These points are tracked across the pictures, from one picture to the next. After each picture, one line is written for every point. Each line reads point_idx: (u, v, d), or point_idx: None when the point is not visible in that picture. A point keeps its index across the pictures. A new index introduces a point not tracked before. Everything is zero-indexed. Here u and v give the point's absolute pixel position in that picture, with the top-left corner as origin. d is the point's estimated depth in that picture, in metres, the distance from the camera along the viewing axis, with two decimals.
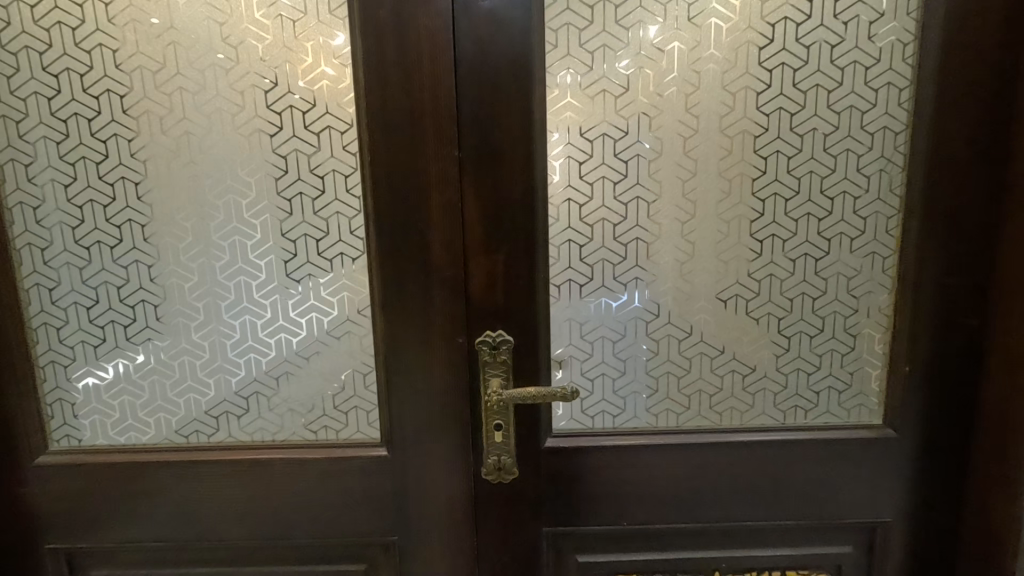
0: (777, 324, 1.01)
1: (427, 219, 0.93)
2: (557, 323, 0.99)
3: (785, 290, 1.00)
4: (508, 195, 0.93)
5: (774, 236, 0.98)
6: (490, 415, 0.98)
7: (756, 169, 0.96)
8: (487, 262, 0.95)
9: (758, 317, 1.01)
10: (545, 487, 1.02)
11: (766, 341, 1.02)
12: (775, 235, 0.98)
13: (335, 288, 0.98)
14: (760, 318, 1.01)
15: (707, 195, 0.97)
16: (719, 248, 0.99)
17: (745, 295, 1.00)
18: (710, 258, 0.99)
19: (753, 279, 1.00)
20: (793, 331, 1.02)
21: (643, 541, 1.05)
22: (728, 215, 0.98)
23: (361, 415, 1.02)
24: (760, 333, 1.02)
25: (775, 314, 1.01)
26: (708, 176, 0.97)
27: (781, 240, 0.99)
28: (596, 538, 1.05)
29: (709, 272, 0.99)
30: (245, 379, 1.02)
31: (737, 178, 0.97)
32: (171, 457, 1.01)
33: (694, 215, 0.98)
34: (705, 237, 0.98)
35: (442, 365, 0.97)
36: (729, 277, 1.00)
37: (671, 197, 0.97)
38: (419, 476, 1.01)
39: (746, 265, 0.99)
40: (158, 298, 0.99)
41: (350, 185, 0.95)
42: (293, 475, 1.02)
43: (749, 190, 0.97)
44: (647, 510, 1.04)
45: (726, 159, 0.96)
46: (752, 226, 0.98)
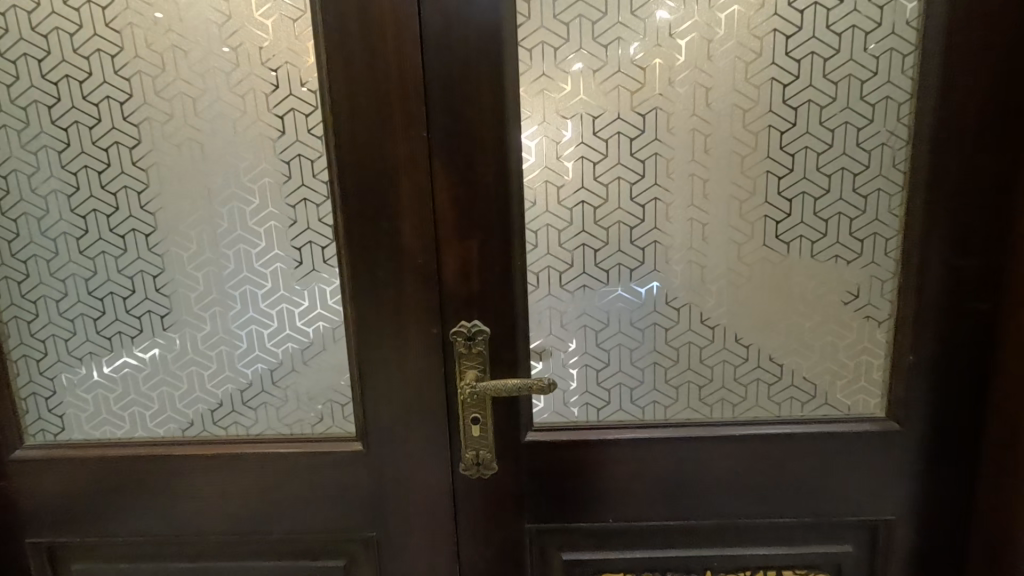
0: (771, 311, 0.96)
1: (396, 205, 0.89)
2: (537, 312, 0.95)
3: (780, 274, 0.94)
4: (481, 177, 0.89)
5: (767, 217, 0.92)
6: (468, 409, 0.94)
7: (746, 146, 0.90)
8: (460, 248, 0.90)
9: (750, 303, 0.95)
10: (527, 482, 0.98)
11: (759, 329, 0.96)
12: (767, 217, 0.92)
13: (305, 278, 0.95)
14: (752, 305, 0.95)
15: (693, 174, 0.91)
16: (706, 232, 0.93)
17: (736, 281, 0.95)
18: (697, 242, 0.93)
19: (745, 263, 0.94)
20: (788, 319, 0.96)
21: (631, 538, 1.01)
22: (717, 196, 0.92)
23: (337, 408, 0.99)
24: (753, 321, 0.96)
25: (768, 300, 0.95)
26: (693, 154, 0.91)
27: (775, 221, 0.92)
28: (582, 536, 1.01)
29: (695, 257, 0.94)
30: (218, 372, 0.99)
31: (724, 156, 0.91)
32: (144, 451, 0.99)
33: (679, 196, 0.92)
34: (691, 220, 0.93)
35: (417, 357, 0.94)
36: (718, 262, 0.94)
37: (654, 178, 0.91)
38: (396, 471, 0.98)
39: (737, 248, 0.93)
40: (126, 291, 0.96)
41: (317, 170, 0.91)
42: (269, 470, 0.99)
43: (739, 168, 0.91)
44: (634, 506, 0.99)
45: (713, 135, 0.90)
46: (743, 207, 0.92)
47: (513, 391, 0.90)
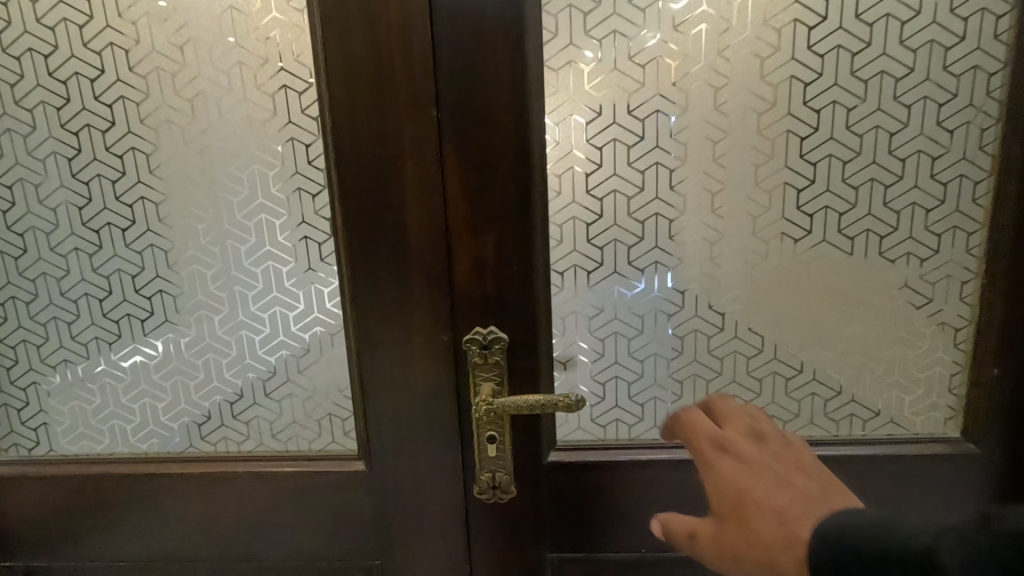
0: (830, 316, 0.83)
1: (401, 196, 0.78)
2: (561, 317, 0.84)
3: (842, 274, 0.82)
4: (498, 163, 0.77)
5: (828, 208, 0.80)
6: (483, 426, 0.83)
7: (806, 126, 0.78)
8: (474, 245, 0.79)
9: (806, 307, 0.83)
10: (548, 507, 0.88)
11: (815, 337, 0.84)
12: (828, 208, 0.80)
13: (300, 278, 0.84)
14: (808, 310, 0.83)
15: (743, 159, 0.79)
16: (756, 225, 0.81)
17: (790, 282, 0.82)
18: (745, 237, 0.81)
19: (801, 261, 0.82)
20: (850, 326, 0.83)
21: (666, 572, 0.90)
22: (769, 184, 0.80)
23: (336, 423, 0.89)
24: (809, 327, 0.84)
25: (827, 304, 0.83)
26: (744, 135, 0.78)
27: (837, 213, 0.80)
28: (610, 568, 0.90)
29: (743, 255, 0.82)
30: (205, 382, 0.89)
31: (779, 138, 0.78)
32: (125, 469, 0.89)
33: (725, 184, 0.80)
34: (739, 212, 0.81)
35: (425, 367, 0.83)
36: (769, 260, 0.82)
37: (697, 164, 0.79)
38: (402, 493, 0.87)
39: (792, 244, 0.81)
40: (103, 292, 0.86)
41: (313, 156, 0.81)
42: (261, 491, 0.89)
43: (796, 152, 0.78)
44: None
45: (768, 112, 0.78)
46: (801, 197, 0.80)
47: (535, 408, 0.79)
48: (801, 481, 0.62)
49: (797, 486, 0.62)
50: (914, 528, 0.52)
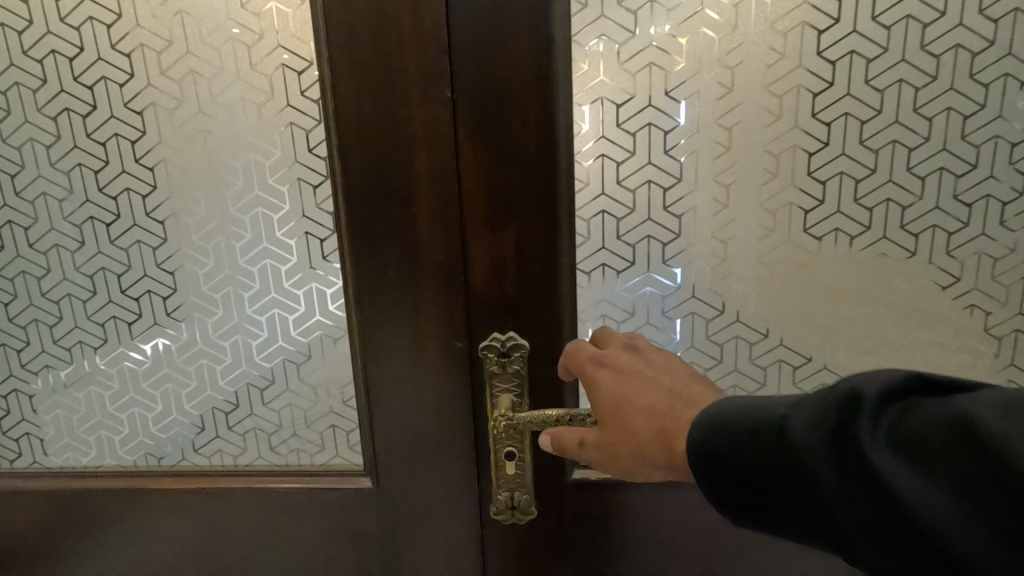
0: (889, 323, 0.74)
1: (410, 187, 0.70)
2: (587, 322, 0.76)
3: (903, 275, 0.72)
4: (519, 149, 0.69)
5: (890, 201, 0.70)
6: (500, 441, 0.76)
7: (867, 108, 0.68)
8: (492, 241, 0.71)
9: (863, 313, 0.74)
10: (571, 529, 0.80)
11: (870, 348, 0.75)
12: (891, 201, 0.70)
13: (300, 278, 0.76)
14: (864, 316, 0.74)
15: (795, 145, 0.70)
16: (807, 220, 0.72)
17: (845, 285, 0.73)
18: (795, 234, 0.72)
19: (857, 262, 0.72)
20: (912, 334, 0.74)
21: None
22: (824, 174, 0.70)
23: (340, 436, 0.81)
24: (864, 336, 0.74)
25: (887, 310, 0.73)
26: (796, 117, 0.69)
27: (899, 207, 0.70)
28: None
29: (792, 254, 0.73)
30: (198, 391, 0.82)
31: (837, 121, 0.69)
32: (111, 484, 0.83)
33: (774, 174, 0.71)
34: (789, 205, 0.71)
35: (437, 376, 0.75)
36: (822, 260, 0.73)
37: (742, 151, 0.70)
38: (412, 513, 0.80)
39: (847, 242, 0.72)
40: (87, 293, 0.79)
41: (314, 144, 0.73)
42: (258, 509, 0.82)
43: (855, 137, 0.69)
44: (705, 562, 0.80)
45: (824, 92, 0.68)
46: (859, 189, 0.70)
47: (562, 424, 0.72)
48: (655, 380, 0.55)
49: (664, 387, 0.54)
50: (770, 403, 0.45)
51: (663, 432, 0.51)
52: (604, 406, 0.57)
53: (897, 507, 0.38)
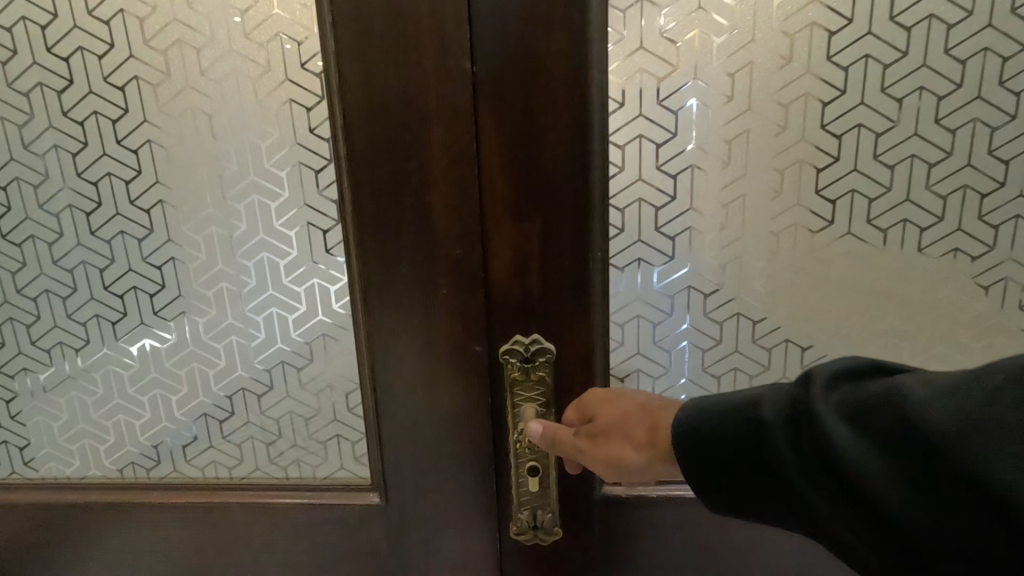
0: (961, 327, 0.65)
1: (424, 170, 0.63)
2: (619, 324, 0.67)
3: (979, 272, 0.64)
4: (548, 129, 0.61)
5: (966, 188, 0.62)
6: (523, 455, 0.68)
7: (946, 82, 0.59)
8: (515, 233, 0.64)
9: (931, 314, 0.65)
10: (598, 551, 0.72)
11: (939, 354, 0.66)
12: (967, 186, 0.62)
13: (301, 273, 0.69)
14: (934, 318, 0.65)
15: (860, 124, 0.61)
16: (871, 210, 0.63)
17: (912, 283, 0.65)
18: (857, 226, 0.63)
19: (927, 257, 0.64)
20: (988, 339, 0.65)
21: None
22: (893, 158, 0.62)
23: (345, 447, 0.74)
24: (932, 340, 0.66)
25: (960, 311, 0.65)
26: (863, 92, 0.60)
27: (977, 195, 0.62)
28: None
29: (854, 248, 0.64)
30: (189, 397, 0.75)
31: (910, 96, 0.60)
32: (97, 497, 0.76)
33: (835, 157, 0.62)
34: (852, 193, 0.63)
35: (452, 383, 0.68)
36: (887, 255, 0.64)
37: (800, 131, 0.61)
38: (423, 533, 0.73)
39: (917, 234, 0.63)
40: (66, 289, 0.72)
41: (315, 123, 0.65)
42: (255, 525, 0.75)
43: (930, 115, 0.60)
44: None
45: (898, 62, 0.59)
46: (932, 173, 0.62)
47: None
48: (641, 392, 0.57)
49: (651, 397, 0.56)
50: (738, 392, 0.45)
51: (647, 417, 0.52)
52: (598, 395, 0.59)
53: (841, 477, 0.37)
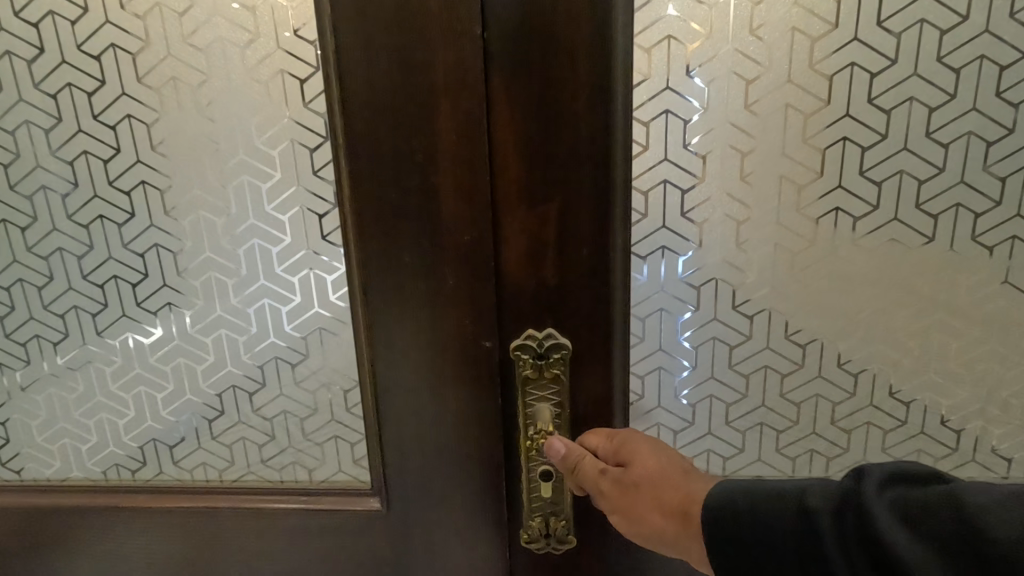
0: (1017, 323, 0.60)
1: (429, 149, 0.57)
2: (639, 318, 0.62)
3: None
4: (566, 101, 0.55)
5: None
6: (535, 459, 0.63)
7: (1011, 49, 0.53)
8: (528, 218, 0.58)
9: (983, 308, 0.59)
10: (614, 562, 0.67)
11: (991, 352, 0.61)
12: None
13: (295, 262, 0.63)
14: (987, 312, 0.59)
15: (912, 98, 0.55)
16: (920, 194, 0.57)
17: (964, 275, 0.59)
18: (905, 211, 0.58)
19: (981, 245, 0.58)
20: None
21: None
22: (947, 135, 0.56)
23: (343, 448, 0.69)
24: (985, 337, 0.60)
25: (1016, 305, 0.59)
26: (917, 61, 0.54)
27: None
28: None
29: (900, 236, 0.58)
30: (176, 394, 0.69)
31: (969, 66, 0.54)
32: (78, 500, 0.71)
33: (883, 135, 0.56)
34: (899, 174, 0.57)
35: (459, 381, 0.62)
36: (937, 243, 0.58)
37: (844, 105, 0.56)
38: (427, 541, 0.68)
39: (971, 220, 0.57)
40: (42, 278, 0.67)
41: (309, 97, 0.59)
42: (247, 531, 0.70)
43: (990, 87, 0.54)
44: None
45: (957, 27, 0.53)
46: (990, 153, 0.56)
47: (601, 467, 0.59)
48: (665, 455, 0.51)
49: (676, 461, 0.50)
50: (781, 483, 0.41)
51: (682, 487, 0.47)
52: (637, 445, 0.53)
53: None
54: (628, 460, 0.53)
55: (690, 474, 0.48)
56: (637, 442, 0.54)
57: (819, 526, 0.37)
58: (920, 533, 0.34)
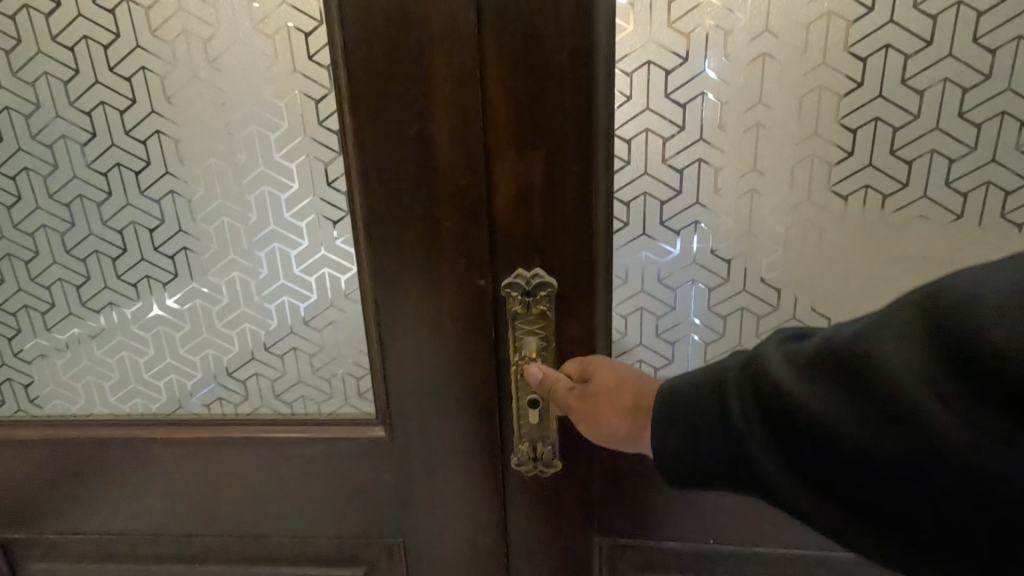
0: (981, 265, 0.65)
1: (426, 99, 0.61)
2: (623, 261, 0.67)
3: (1010, 205, 0.62)
4: (554, 52, 0.59)
5: (1005, 113, 0.60)
6: (523, 388, 0.69)
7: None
8: (519, 163, 0.63)
9: (956, 251, 0.64)
10: (599, 483, 0.75)
11: None
12: (1005, 113, 0.60)
13: (304, 207, 0.68)
14: (959, 254, 0.64)
15: (888, 45, 0.59)
16: (895, 140, 0.62)
17: (936, 217, 0.63)
18: (878, 157, 0.62)
19: (954, 190, 0.62)
20: None
21: (735, 565, 0.76)
22: (923, 82, 0.60)
23: (350, 382, 0.75)
24: None
25: (986, 246, 0.64)
26: (893, 10, 0.58)
27: (1016, 119, 0.60)
28: (670, 557, 0.77)
29: (874, 180, 0.63)
30: (193, 333, 0.75)
31: (946, 13, 0.58)
32: (102, 432, 0.77)
33: (859, 83, 0.60)
34: (874, 121, 0.61)
35: (456, 317, 0.68)
36: (910, 187, 0.63)
37: (821, 55, 0.60)
38: (427, 464, 0.75)
39: (946, 165, 0.62)
40: (64, 224, 0.71)
41: (314, 49, 0.63)
42: (261, 459, 0.76)
43: (968, 32, 0.58)
44: (745, 527, 0.74)
45: None
46: (966, 99, 0.60)
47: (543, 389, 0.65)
48: (622, 369, 0.59)
49: (632, 372, 0.58)
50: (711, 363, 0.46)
51: (637, 388, 0.55)
52: (602, 364, 0.61)
53: (768, 386, 0.41)
54: (592, 376, 0.61)
55: (643, 377, 0.57)
56: (597, 361, 0.62)
57: (729, 385, 0.43)
58: (797, 364, 0.41)
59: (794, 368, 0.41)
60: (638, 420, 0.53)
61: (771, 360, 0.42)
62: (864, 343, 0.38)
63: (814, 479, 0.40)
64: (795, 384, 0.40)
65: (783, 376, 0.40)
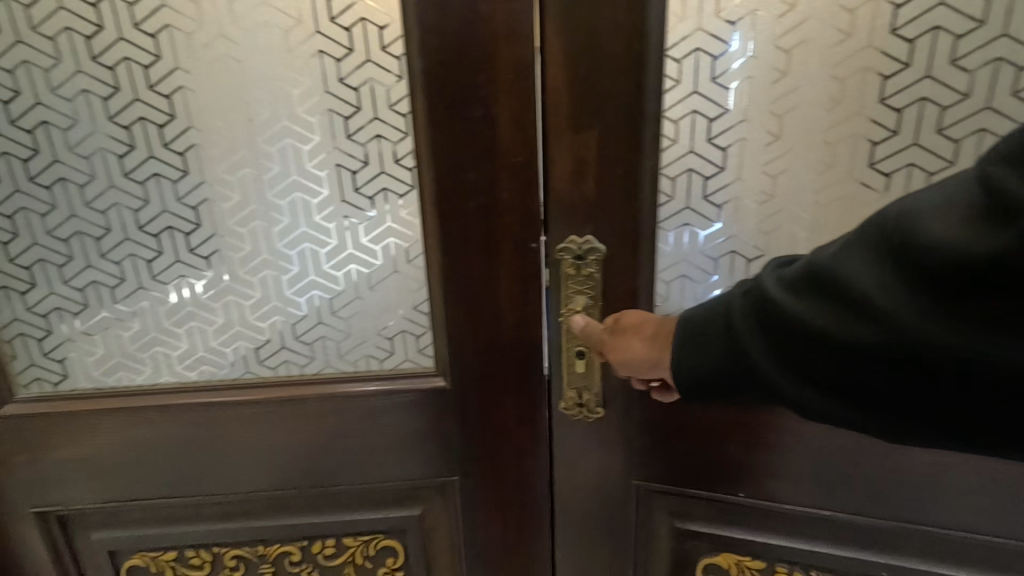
0: None
1: (492, 86, 0.71)
2: (665, 229, 0.78)
3: None
4: (605, 47, 0.70)
5: None
6: (571, 340, 0.80)
7: None
8: (576, 143, 0.73)
9: None
10: (637, 433, 0.84)
11: None
12: None
13: (374, 183, 0.76)
14: None
15: (939, 26, 0.66)
16: (942, 118, 0.69)
17: None
18: (924, 136, 0.70)
19: None
20: None
21: (765, 516, 0.84)
22: (972, 63, 0.66)
23: (410, 339, 0.84)
24: None
25: None
26: None
27: None
28: (704, 505, 0.86)
29: (918, 158, 0.71)
30: (263, 302, 0.81)
31: None
32: (170, 400, 0.82)
33: (907, 63, 0.68)
34: (922, 101, 0.69)
35: (512, 278, 0.79)
36: (960, 162, 0.70)
37: (867, 36, 0.67)
38: (483, 410, 0.85)
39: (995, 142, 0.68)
40: (137, 202, 0.75)
41: (387, 42, 0.70)
42: (328, 414, 0.84)
43: None
44: (777, 482, 0.81)
45: None
46: (1017, 78, 0.66)
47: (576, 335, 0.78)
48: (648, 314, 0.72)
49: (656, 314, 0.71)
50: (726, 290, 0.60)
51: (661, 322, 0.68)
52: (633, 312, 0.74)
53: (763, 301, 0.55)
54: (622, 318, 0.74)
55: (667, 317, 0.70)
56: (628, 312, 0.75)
57: (735, 304, 0.58)
58: (785, 283, 0.55)
59: (795, 292, 0.54)
60: (658, 342, 0.67)
61: (767, 282, 0.56)
62: (835, 261, 0.51)
63: (806, 372, 0.54)
64: (802, 304, 0.53)
65: (777, 294, 0.54)
